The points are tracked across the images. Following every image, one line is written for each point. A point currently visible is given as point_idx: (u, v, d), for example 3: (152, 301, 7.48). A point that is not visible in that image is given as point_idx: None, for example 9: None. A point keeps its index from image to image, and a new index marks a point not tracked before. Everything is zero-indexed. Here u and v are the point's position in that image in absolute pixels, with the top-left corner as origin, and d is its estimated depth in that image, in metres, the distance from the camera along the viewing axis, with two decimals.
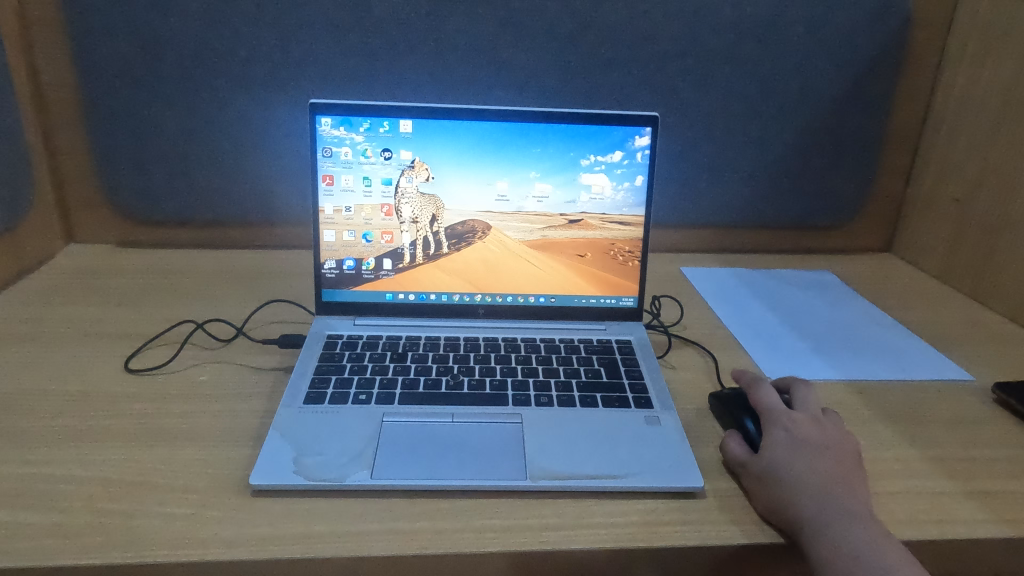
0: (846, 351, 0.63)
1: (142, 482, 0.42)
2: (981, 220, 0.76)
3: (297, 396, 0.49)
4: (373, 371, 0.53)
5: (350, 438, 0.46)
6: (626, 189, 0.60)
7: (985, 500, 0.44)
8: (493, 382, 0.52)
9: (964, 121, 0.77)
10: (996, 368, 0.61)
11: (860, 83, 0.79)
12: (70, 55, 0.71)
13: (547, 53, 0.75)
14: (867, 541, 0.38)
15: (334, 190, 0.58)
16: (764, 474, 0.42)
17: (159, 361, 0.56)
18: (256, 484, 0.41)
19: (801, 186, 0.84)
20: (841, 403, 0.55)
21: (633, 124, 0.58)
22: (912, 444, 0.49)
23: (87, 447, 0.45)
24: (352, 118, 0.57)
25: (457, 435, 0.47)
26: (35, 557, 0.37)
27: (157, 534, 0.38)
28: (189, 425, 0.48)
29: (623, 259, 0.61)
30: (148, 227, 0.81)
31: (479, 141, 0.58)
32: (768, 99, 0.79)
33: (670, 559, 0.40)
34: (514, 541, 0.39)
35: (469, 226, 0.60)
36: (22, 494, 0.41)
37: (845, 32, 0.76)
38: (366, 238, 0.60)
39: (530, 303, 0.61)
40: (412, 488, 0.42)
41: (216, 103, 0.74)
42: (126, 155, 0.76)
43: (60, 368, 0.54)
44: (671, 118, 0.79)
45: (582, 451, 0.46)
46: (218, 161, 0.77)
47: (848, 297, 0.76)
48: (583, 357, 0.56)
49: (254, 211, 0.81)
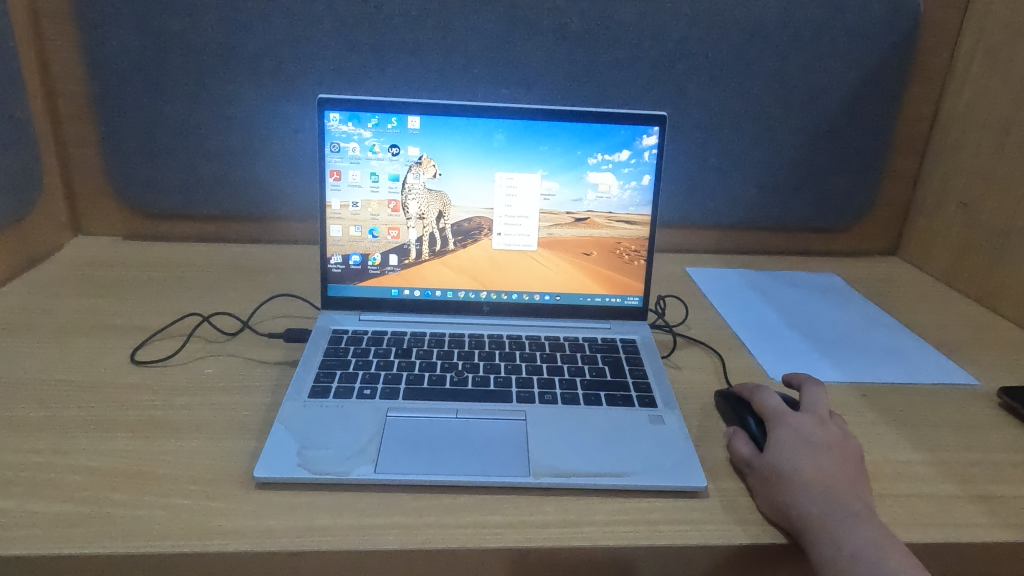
0: (850, 353, 0.63)
1: (148, 473, 0.43)
2: (986, 226, 0.76)
3: (302, 390, 0.50)
4: (379, 366, 0.53)
5: (356, 432, 0.46)
6: (633, 189, 0.60)
7: (988, 504, 0.44)
8: (498, 378, 0.52)
9: (973, 126, 0.77)
10: (1001, 373, 0.61)
11: (869, 85, 0.79)
12: (80, 47, 0.71)
13: (555, 51, 0.75)
14: (869, 542, 0.38)
15: (342, 185, 0.58)
16: (768, 474, 0.43)
17: (166, 353, 0.57)
18: (262, 476, 0.42)
19: (807, 187, 0.84)
20: (846, 405, 0.55)
21: (641, 124, 0.59)
22: (916, 447, 0.50)
23: (94, 437, 0.46)
24: (360, 114, 0.57)
25: (462, 432, 0.47)
26: (40, 546, 0.37)
27: (161, 525, 0.39)
28: (194, 417, 0.48)
29: (629, 258, 0.61)
30: (154, 220, 0.81)
31: (486, 138, 0.58)
32: (775, 101, 0.79)
33: (672, 558, 0.40)
34: (518, 538, 0.39)
35: (475, 223, 0.60)
36: (28, 483, 0.41)
37: (854, 34, 0.76)
38: (372, 234, 0.60)
39: (534, 300, 0.61)
40: (418, 483, 0.42)
41: (224, 98, 0.74)
42: (135, 147, 0.76)
43: (67, 359, 0.55)
44: (679, 119, 0.79)
45: (586, 448, 0.46)
46: (225, 157, 0.77)
47: (851, 299, 0.76)
48: (588, 355, 0.56)
49: (261, 205, 0.81)
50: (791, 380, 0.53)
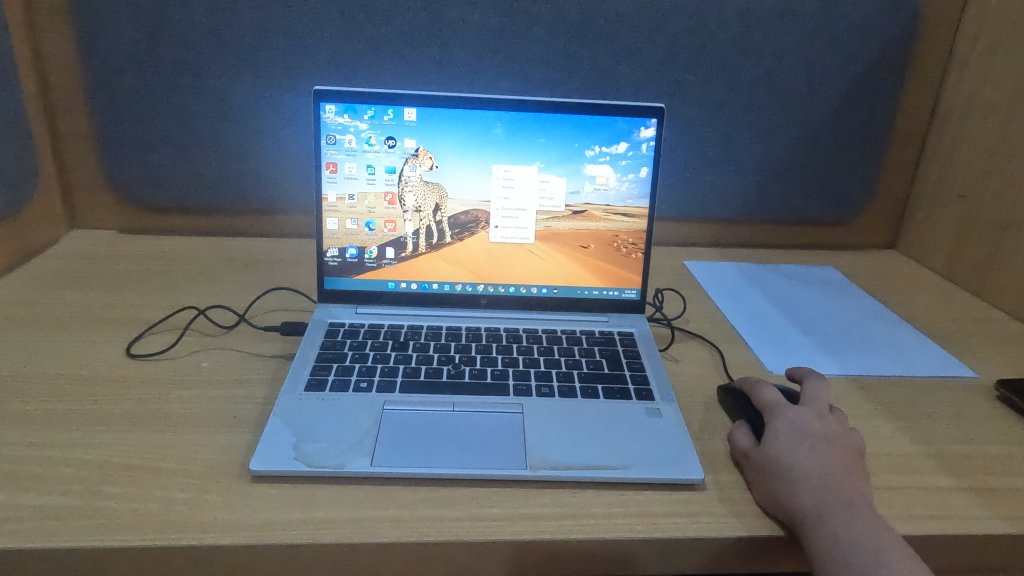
0: (848, 347, 0.63)
1: (143, 466, 0.42)
2: (986, 217, 0.76)
3: (298, 383, 0.49)
4: (374, 359, 0.53)
5: (352, 425, 0.46)
6: (632, 180, 0.60)
7: (985, 496, 0.44)
8: (494, 372, 0.52)
9: (973, 118, 0.77)
10: (998, 366, 0.61)
11: (869, 76, 0.79)
12: (74, 39, 0.71)
13: (553, 43, 0.74)
14: (867, 535, 0.38)
15: (338, 178, 0.58)
16: (766, 466, 0.43)
17: (160, 347, 0.56)
18: (257, 469, 0.41)
19: (805, 179, 0.84)
20: (844, 398, 0.55)
21: (639, 116, 0.58)
22: (914, 439, 0.50)
23: (88, 431, 0.45)
24: (357, 106, 0.56)
25: (458, 424, 0.47)
26: (33, 539, 0.37)
27: (157, 518, 0.38)
28: (190, 410, 0.48)
29: (627, 251, 0.61)
30: (151, 214, 0.81)
31: (484, 131, 0.58)
32: (774, 94, 0.78)
33: (668, 551, 0.40)
34: (515, 531, 0.39)
35: (472, 216, 0.59)
36: (22, 476, 0.41)
37: (853, 27, 0.76)
38: (368, 227, 0.59)
39: (531, 294, 0.61)
40: (413, 476, 0.42)
41: (219, 90, 0.74)
42: (130, 139, 0.76)
43: (62, 353, 0.54)
44: (677, 111, 0.78)
45: (583, 441, 0.46)
46: (220, 149, 0.77)
47: (850, 292, 0.76)
48: (585, 348, 0.56)
49: (256, 198, 0.80)
50: (794, 372, 0.53)
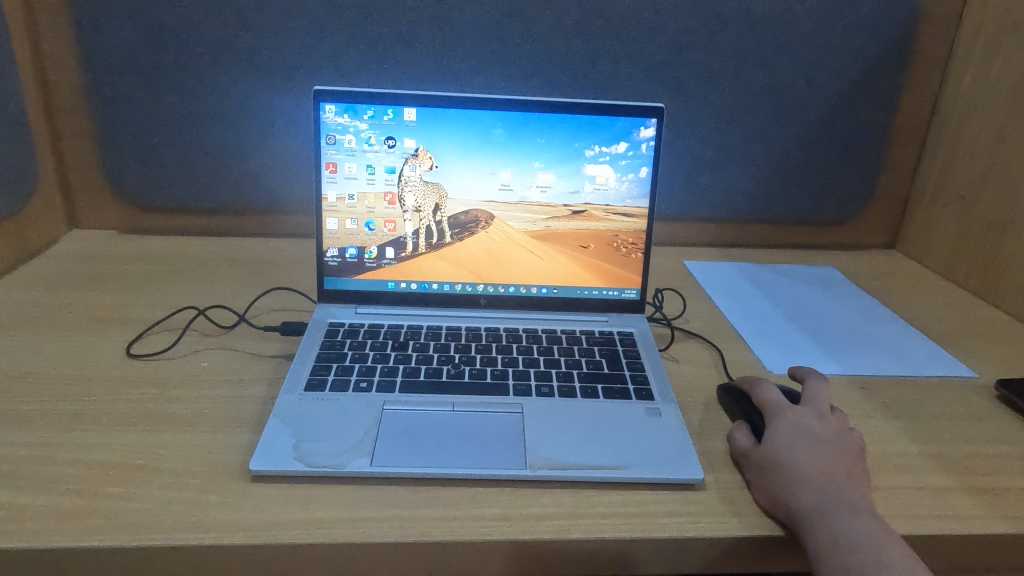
0: (848, 346, 0.63)
1: (143, 466, 0.42)
2: (985, 217, 0.76)
3: (298, 383, 0.49)
4: (374, 359, 0.53)
5: (351, 425, 0.46)
6: (631, 180, 0.60)
7: (984, 496, 0.44)
8: (494, 371, 0.52)
9: (973, 117, 0.77)
10: (998, 366, 0.61)
11: (869, 76, 0.79)
12: (74, 39, 0.71)
13: (553, 43, 0.74)
14: (867, 535, 0.38)
15: (338, 178, 0.58)
16: (766, 466, 0.43)
17: (160, 347, 0.56)
18: (257, 469, 0.41)
19: (805, 179, 0.84)
20: (844, 398, 0.55)
21: (639, 115, 0.58)
22: (914, 439, 0.50)
23: (88, 431, 0.45)
24: (356, 106, 0.56)
25: (458, 424, 0.47)
26: (33, 539, 0.37)
27: (157, 518, 0.38)
28: (190, 410, 0.48)
29: (627, 251, 0.61)
30: (151, 214, 0.81)
31: (483, 131, 0.58)
32: (774, 94, 0.78)
33: (668, 551, 0.40)
34: (515, 531, 0.39)
35: (472, 216, 0.60)
36: (22, 476, 0.41)
37: (852, 27, 0.76)
38: (368, 227, 0.59)
39: (531, 294, 0.61)
40: (413, 476, 0.42)
41: (219, 90, 0.74)
42: (130, 139, 0.76)
43: (61, 353, 0.54)
44: (677, 110, 0.78)
45: (583, 441, 0.46)
46: (220, 149, 0.77)
47: (850, 292, 0.76)
48: (584, 348, 0.56)
49: (256, 198, 0.80)
50: (794, 372, 0.53)
